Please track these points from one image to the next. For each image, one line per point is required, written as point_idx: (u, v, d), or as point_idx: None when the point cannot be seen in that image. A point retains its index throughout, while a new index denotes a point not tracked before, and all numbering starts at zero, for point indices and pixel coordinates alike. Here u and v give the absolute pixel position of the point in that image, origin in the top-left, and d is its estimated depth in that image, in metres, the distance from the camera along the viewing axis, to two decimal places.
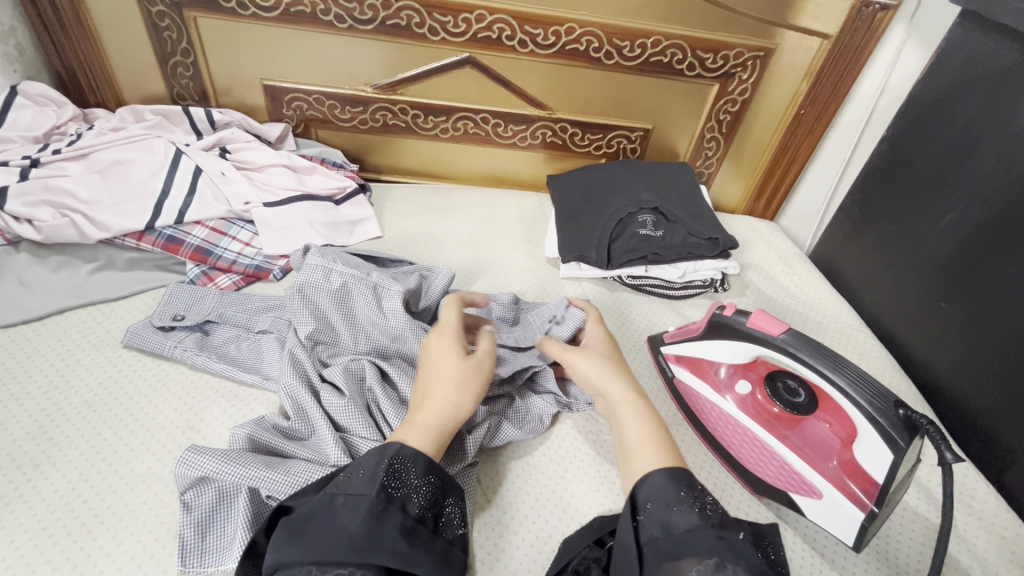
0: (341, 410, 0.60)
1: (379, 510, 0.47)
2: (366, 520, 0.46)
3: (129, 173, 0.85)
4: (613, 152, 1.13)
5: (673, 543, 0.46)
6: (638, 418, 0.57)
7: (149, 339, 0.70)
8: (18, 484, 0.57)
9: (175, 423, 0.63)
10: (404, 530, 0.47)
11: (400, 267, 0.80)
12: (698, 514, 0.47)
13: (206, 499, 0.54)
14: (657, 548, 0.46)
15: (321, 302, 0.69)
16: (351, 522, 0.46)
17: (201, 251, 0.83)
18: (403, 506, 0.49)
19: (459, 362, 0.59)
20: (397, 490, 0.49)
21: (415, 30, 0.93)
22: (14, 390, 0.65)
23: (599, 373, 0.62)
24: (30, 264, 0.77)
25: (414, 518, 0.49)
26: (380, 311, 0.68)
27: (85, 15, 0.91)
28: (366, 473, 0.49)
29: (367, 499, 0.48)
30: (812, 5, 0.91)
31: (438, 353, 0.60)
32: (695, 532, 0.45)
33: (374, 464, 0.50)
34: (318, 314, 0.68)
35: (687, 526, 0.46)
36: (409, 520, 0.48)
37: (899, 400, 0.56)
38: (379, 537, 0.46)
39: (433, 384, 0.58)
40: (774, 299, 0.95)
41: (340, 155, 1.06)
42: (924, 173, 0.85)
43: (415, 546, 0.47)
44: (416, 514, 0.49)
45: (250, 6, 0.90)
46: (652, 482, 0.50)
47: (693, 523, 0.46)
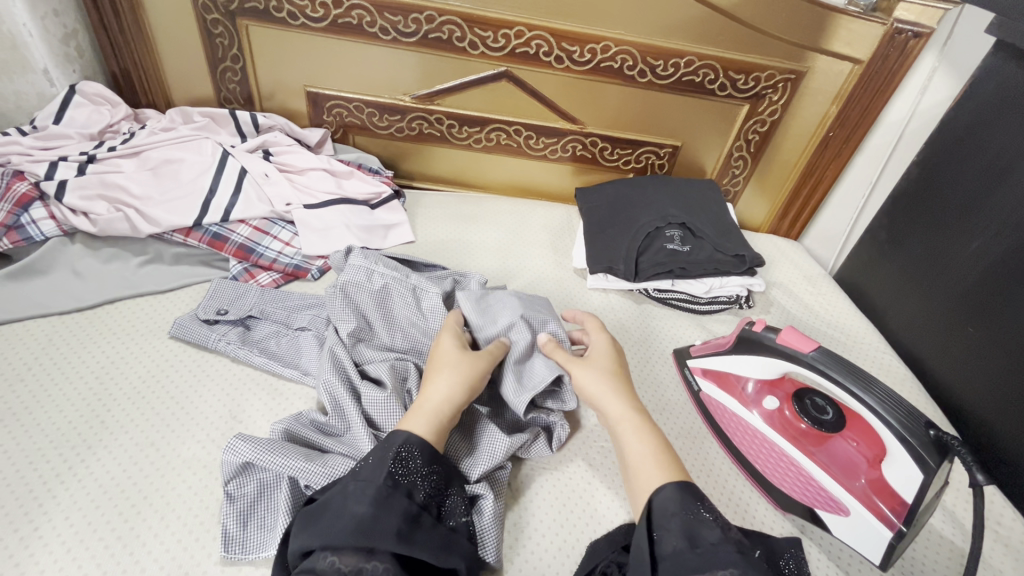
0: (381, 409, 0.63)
1: (385, 494, 0.49)
2: (373, 504, 0.48)
3: (178, 172, 0.89)
4: (641, 167, 1.15)
5: (700, 555, 0.46)
6: (638, 435, 0.58)
7: (195, 332, 0.73)
8: (71, 465, 0.59)
9: (219, 412, 0.66)
10: (410, 514, 0.49)
11: (433, 272, 0.83)
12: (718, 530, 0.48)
13: (247, 489, 0.57)
14: (680, 560, 0.47)
15: (362, 297, 0.71)
16: (359, 507, 0.48)
17: (244, 249, 0.86)
18: (408, 491, 0.51)
19: (458, 357, 0.62)
20: (404, 477, 0.51)
21: (456, 43, 0.96)
22: (66, 374, 0.68)
23: (601, 389, 0.62)
24: (84, 255, 0.80)
25: (418, 505, 0.50)
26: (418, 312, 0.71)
27: (143, 20, 0.95)
28: (374, 460, 0.52)
29: (374, 485, 0.50)
30: (845, 30, 0.93)
31: (442, 344, 0.64)
32: (720, 547, 0.47)
33: (383, 451, 0.52)
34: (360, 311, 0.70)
35: (712, 539, 0.47)
36: (414, 505, 0.50)
37: (929, 421, 0.56)
38: (384, 521, 0.48)
39: (435, 372, 0.60)
40: (800, 318, 0.96)
41: (375, 161, 1.09)
42: (950, 200, 0.87)
43: (418, 530, 0.49)
44: (421, 501, 0.51)
45: (300, 16, 0.94)
46: (665, 495, 0.51)
47: (718, 538, 0.48)
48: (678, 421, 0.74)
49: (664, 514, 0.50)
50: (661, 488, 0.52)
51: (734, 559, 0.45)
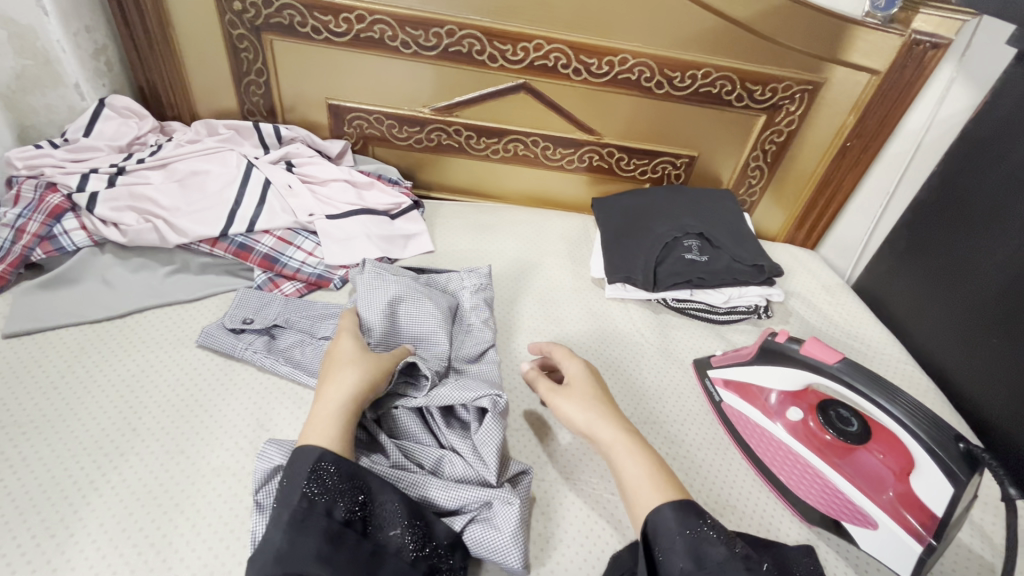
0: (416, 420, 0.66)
1: (300, 518, 0.48)
2: (289, 531, 0.48)
3: (204, 183, 0.90)
4: (658, 177, 1.15)
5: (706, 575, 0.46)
6: (633, 457, 0.56)
7: (223, 341, 0.74)
8: (103, 471, 0.60)
9: (246, 421, 0.67)
10: (330, 534, 0.49)
11: (438, 278, 0.86)
12: (726, 547, 0.47)
13: None
14: None
15: (377, 313, 0.74)
16: (275, 534, 0.47)
17: (269, 259, 0.87)
18: (328, 510, 0.50)
19: (360, 355, 0.63)
20: (320, 496, 0.50)
21: (476, 56, 0.98)
22: (98, 383, 0.69)
23: (588, 418, 0.61)
24: (114, 264, 0.82)
25: (339, 523, 0.49)
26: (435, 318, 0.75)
27: (171, 35, 0.98)
28: (289, 482, 0.50)
29: (289, 508, 0.49)
30: (862, 42, 0.93)
31: (341, 345, 0.65)
32: (726, 564, 0.46)
33: (294, 471, 0.50)
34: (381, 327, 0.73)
35: (719, 558, 0.47)
36: (333, 524, 0.49)
37: (958, 434, 0.56)
38: (302, 545, 0.47)
39: (337, 368, 0.61)
40: (820, 328, 0.96)
41: (394, 172, 1.11)
42: (972, 211, 0.86)
43: (341, 549, 0.48)
44: (342, 518, 0.50)
45: (323, 31, 0.96)
46: (665, 516, 0.50)
47: (725, 555, 0.47)
48: (698, 431, 0.74)
49: (667, 534, 0.49)
50: (660, 509, 0.50)
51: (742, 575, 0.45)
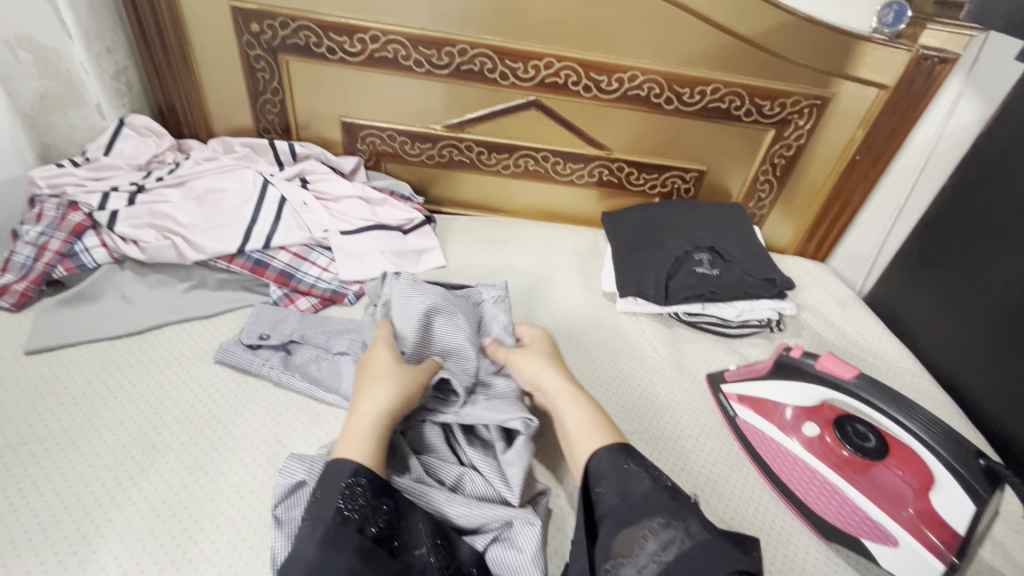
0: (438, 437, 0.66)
1: (333, 534, 0.49)
2: (322, 545, 0.48)
3: (221, 201, 0.92)
4: (667, 191, 1.16)
5: (631, 507, 0.52)
6: (573, 403, 0.64)
7: (240, 356, 0.75)
8: (124, 488, 0.61)
9: (264, 437, 0.67)
10: (361, 550, 0.49)
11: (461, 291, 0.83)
12: (649, 479, 0.53)
13: (294, 513, 0.57)
14: (617, 515, 0.52)
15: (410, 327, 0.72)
16: (309, 550, 0.48)
17: (285, 275, 0.88)
18: (359, 527, 0.50)
19: (395, 370, 0.63)
20: (353, 512, 0.51)
21: (487, 74, 0.99)
22: (118, 400, 0.70)
23: (537, 370, 0.69)
24: (133, 281, 0.83)
25: (370, 540, 0.50)
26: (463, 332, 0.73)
27: (189, 56, 1.00)
28: (321, 498, 0.51)
29: (322, 524, 0.49)
30: (871, 57, 0.94)
31: (376, 358, 0.65)
32: (649, 497, 0.52)
33: (329, 487, 0.52)
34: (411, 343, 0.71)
35: (641, 491, 0.52)
36: (365, 541, 0.49)
37: (979, 450, 0.56)
38: (335, 560, 0.48)
39: (373, 384, 0.62)
40: (833, 342, 0.96)
41: (406, 187, 1.12)
42: (984, 224, 0.86)
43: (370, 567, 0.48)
44: (374, 535, 0.50)
45: (338, 51, 0.98)
46: (598, 458, 0.56)
47: (648, 487, 0.53)
48: (714, 446, 0.73)
49: (600, 473, 0.55)
50: (599, 451, 0.57)
51: (664, 503, 0.51)
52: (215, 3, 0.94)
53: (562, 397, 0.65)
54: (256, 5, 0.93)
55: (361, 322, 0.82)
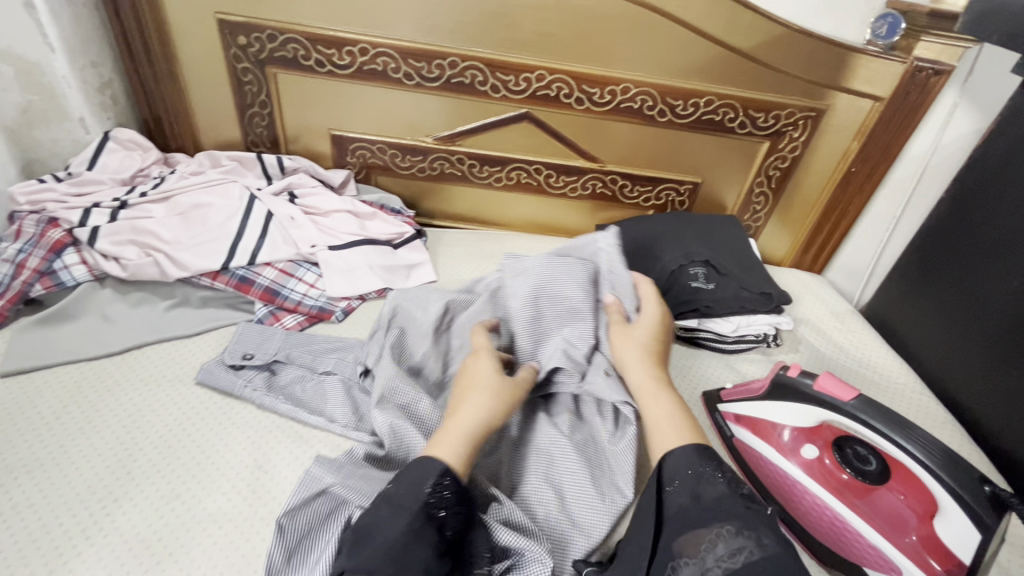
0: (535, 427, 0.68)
1: (418, 526, 0.49)
2: (405, 533, 0.49)
3: (206, 216, 0.90)
4: (661, 204, 1.15)
5: (704, 509, 0.50)
6: (655, 399, 0.62)
7: (222, 378, 0.73)
8: (97, 519, 0.58)
9: (245, 462, 0.65)
10: (437, 551, 0.49)
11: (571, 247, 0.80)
12: (726, 484, 0.51)
13: (299, 523, 0.56)
14: (686, 515, 0.50)
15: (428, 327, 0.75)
16: (393, 533, 0.48)
17: (270, 292, 0.86)
18: (438, 526, 0.50)
19: (495, 379, 0.62)
20: (438, 510, 0.51)
21: (478, 87, 0.98)
22: (94, 424, 0.67)
23: (631, 360, 0.65)
24: (114, 299, 0.81)
25: (447, 540, 0.50)
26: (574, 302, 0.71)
27: (176, 69, 0.99)
28: (411, 488, 0.51)
29: (410, 512, 0.50)
30: (865, 69, 0.93)
31: (479, 364, 0.64)
32: (724, 500, 0.50)
33: (415, 482, 0.51)
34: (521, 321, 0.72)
35: (716, 495, 0.50)
36: (441, 541, 0.50)
37: (983, 476, 0.55)
38: (417, 549, 0.48)
39: (468, 392, 0.60)
40: (830, 357, 0.94)
41: (397, 201, 1.10)
42: (984, 237, 0.85)
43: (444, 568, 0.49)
44: (449, 536, 0.51)
45: (326, 64, 0.96)
46: (678, 456, 0.54)
47: (723, 492, 0.51)
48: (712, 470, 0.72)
49: (672, 474, 0.53)
50: (676, 450, 0.55)
51: (737, 512, 0.49)
52: (202, 16, 0.92)
53: (648, 391, 0.63)
54: (243, 18, 0.92)
55: (349, 341, 0.81)
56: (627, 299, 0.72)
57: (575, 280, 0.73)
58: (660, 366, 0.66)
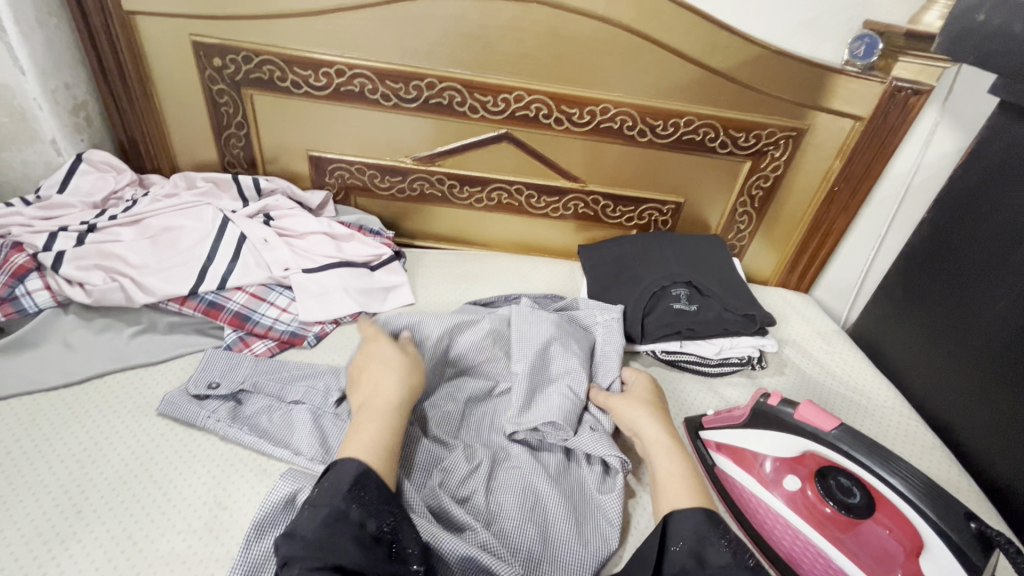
0: (521, 461, 0.68)
1: (338, 517, 0.50)
2: (322, 526, 0.49)
3: (177, 239, 0.88)
4: (644, 223, 1.14)
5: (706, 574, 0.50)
6: (670, 457, 0.63)
7: (184, 409, 0.70)
8: (41, 563, 0.55)
9: (204, 499, 0.62)
10: (359, 543, 0.49)
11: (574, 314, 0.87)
12: (730, 554, 0.51)
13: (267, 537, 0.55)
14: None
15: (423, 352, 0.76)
16: (309, 529, 0.49)
17: (240, 317, 0.84)
18: (360, 521, 0.50)
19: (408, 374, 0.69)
20: (360, 506, 0.51)
21: (456, 107, 0.97)
22: (47, 459, 0.64)
23: (637, 417, 0.70)
24: (77, 326, 0.79)
25: (369, 534, 0.50)
26: (576, 361, 0.77)
27: (151, 90, 0.98)
28: (332, 486, 0.52)
29: (326, 509, 0.50)
30: (844, 89, 0.93)
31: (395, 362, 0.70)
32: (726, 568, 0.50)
33: (336, 481, 0.53)
34: (525, 368, 0.74)
35: (721, 562, 0.51)
36: (365, 535, 0.50)
37: (970, 512, 0.53)
38: (335, 541, 0.48)
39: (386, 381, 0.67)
40: (817, 381, 0.91)
41: (376, 221, 1.09)
42: (968, 258, 0.84)
43: (368, 561, 0.48)
44: (373, 531, 0.50)
45: (303, 85, 0.95)
46: (684, 517, 0.55)
47: (727, 561, 0.51)
48: None
49: (681, 531, 0.54)
50: (686, 510, 0.55)
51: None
52: (177, 38, 0.92)
53: (661, 448, 0.65)
54: (218, 40, 0.91)
55: (320, 368, 0.78)
56: (608, 375, 0.79)
57: (576, 343, 0.79)
58: (670, 425, 0.69)
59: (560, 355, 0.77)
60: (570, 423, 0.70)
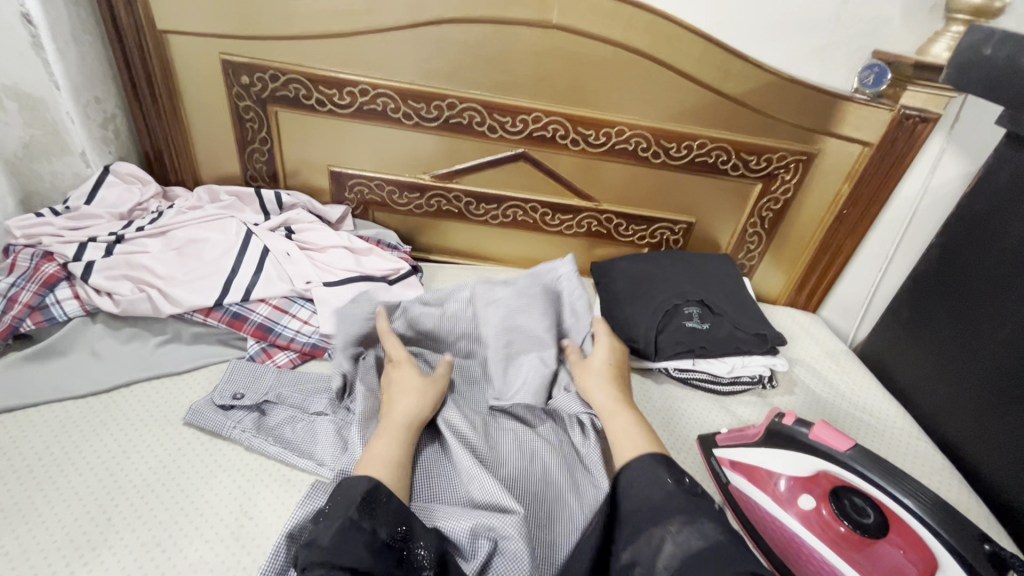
0: (516, 430, 0.74)
1: (351, 526, 0.51)
2: (337, 535, 0.50)
3: (202, 252, 0.90)
4: (656, 242, 1.16)
5: (653, 510, 0.58)
6: (614, 420, 0.71)
7: (210, 419, 0.71)
8: (74, 567, 0.56)
9: (229, 508, 0.64)
10: (372, 548, 0.50)
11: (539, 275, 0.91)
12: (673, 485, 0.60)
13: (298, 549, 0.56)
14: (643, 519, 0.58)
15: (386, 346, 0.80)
16: (323, 539, 0.50)
17: (263, 329, 0.86)
18: (372, 528, 0.52)
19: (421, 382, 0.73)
20: (371, 515, 0.53)
21: (476, 127, 1.00)
22: (76, 466, 0.66)
23: (590, 388, 0.76)
24: (104, 335, 0.81)
25: (381, 541, 0.51)
26: (543, 329, 0.82)
27: (179, 105, 1.00)
28: (344, 498, 0.54)
29: (341, 518, 0.52)
30: (854, 116, 0.95)
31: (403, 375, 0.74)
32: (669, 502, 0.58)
33: (347, 493, 0.54)
34: (496, 346, 0.81)
35: (663, 494, 0.59)
36: (377, 541, 0.51)
37: (983, 533, 0.54)
38: (348, 548, 0.49)
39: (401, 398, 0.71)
40: (826, 401, 0.93)
41: (394, 236, 1.11)
42: (975, 283, 0.86)
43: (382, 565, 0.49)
44: (384, 538, 0.52)
45: (327, 103, 0.98)
46: (635, 467, 0.64)
47: (669, 492, 0.59)
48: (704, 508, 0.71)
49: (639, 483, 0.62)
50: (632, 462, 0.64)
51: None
52: (206, 56, 0.95)
53: (610, 412, 0.73)
54: (246, 59, 0.94)
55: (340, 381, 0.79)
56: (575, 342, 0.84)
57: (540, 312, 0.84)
58: (623, 394, 0.76)
59: (526, 327, 0.82)
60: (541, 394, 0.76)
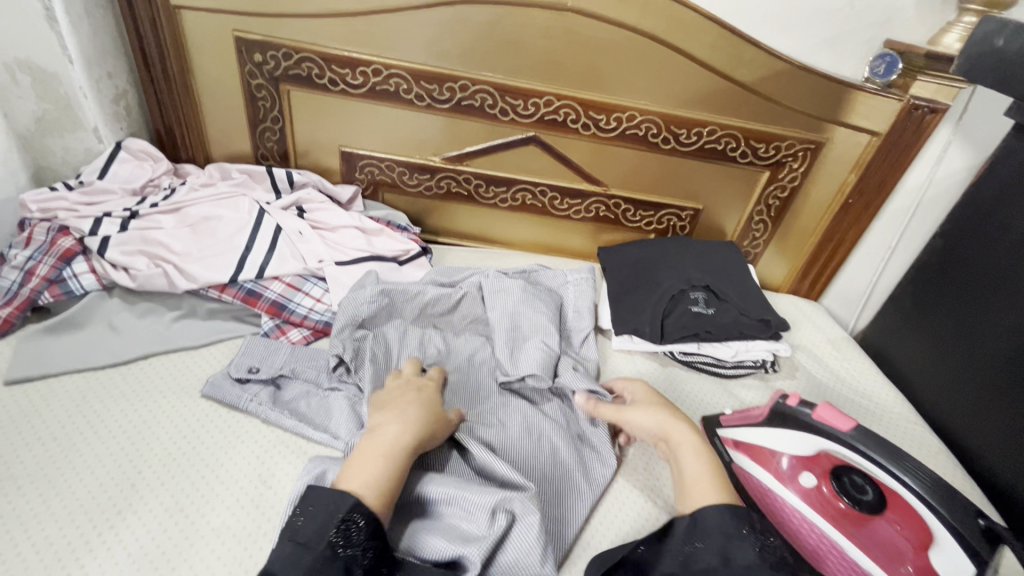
0: (523, 409, 0.76)
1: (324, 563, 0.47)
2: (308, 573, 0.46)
3: (216, 229, 0.91)
4: (662, 229, 1.17)
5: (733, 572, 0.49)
6: (695, 458, 0.62)
7: (227, 391, 0.73)
8: (101, 531, 0.58)
9: (249, 476, 0.65)
10: None
11: (545, 275, 0.97)
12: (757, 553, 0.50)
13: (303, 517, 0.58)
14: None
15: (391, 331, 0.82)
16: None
17: (277, 306, 0.87)
18: (347, 565, 0.47)
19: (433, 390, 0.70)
20: (345, 547, 0.48)
21: (487, 110, 1.00)
22: (99, 435, 0.67)
23: (657, 422, 0.68)
24: (121, 309, 0.82)
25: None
26: (543, 319, 0.85)
27: (191, 82, 1.00)
28: (317, 522, 0.49)
29: (312, 553, 0.47)
30: (864, 105, 0.96)
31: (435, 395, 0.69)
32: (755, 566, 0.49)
33: (325, 515, 0.50)
34: (502, 328, 0.84)
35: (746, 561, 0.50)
36: None
37: (979, 510, 0.57)
38: None
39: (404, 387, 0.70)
40: (828, 386, 0.95)
41: (403, 218, 1.12)
42: (979, 273, 0.87)
43: None
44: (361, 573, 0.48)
45: (340, 82, 0.98)
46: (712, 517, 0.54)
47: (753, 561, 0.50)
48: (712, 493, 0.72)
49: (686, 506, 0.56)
50: (708, 510, 0.54)
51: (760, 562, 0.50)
52: (219, 32, 0.94)
53: (678, 448, 0.64)
54: (259, 36, 0.94)
55: None
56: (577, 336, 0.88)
57: (543, 303, 0.88)
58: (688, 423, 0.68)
59: (531, 314, 0.86)
60: (547, 373, 0.78)
